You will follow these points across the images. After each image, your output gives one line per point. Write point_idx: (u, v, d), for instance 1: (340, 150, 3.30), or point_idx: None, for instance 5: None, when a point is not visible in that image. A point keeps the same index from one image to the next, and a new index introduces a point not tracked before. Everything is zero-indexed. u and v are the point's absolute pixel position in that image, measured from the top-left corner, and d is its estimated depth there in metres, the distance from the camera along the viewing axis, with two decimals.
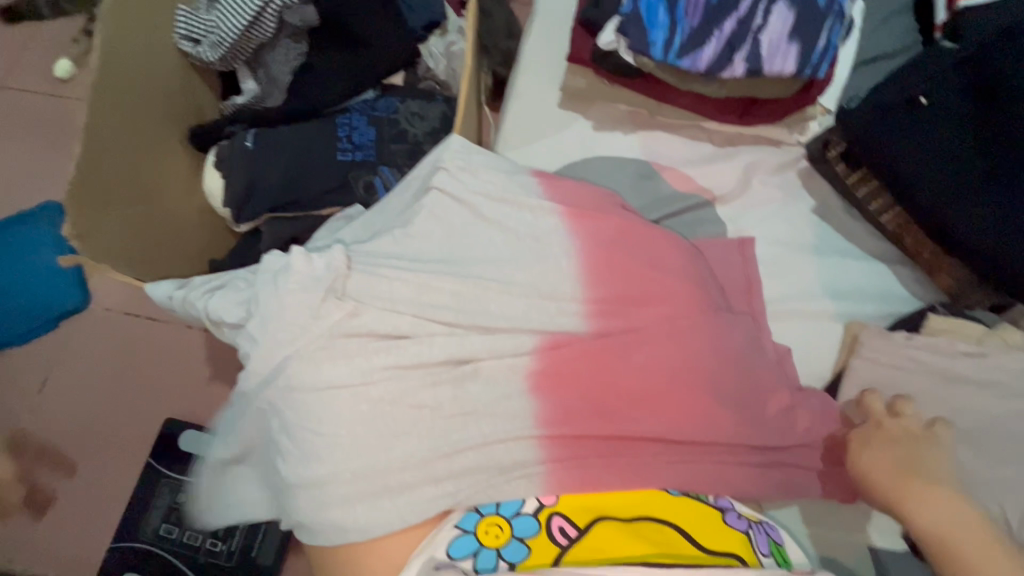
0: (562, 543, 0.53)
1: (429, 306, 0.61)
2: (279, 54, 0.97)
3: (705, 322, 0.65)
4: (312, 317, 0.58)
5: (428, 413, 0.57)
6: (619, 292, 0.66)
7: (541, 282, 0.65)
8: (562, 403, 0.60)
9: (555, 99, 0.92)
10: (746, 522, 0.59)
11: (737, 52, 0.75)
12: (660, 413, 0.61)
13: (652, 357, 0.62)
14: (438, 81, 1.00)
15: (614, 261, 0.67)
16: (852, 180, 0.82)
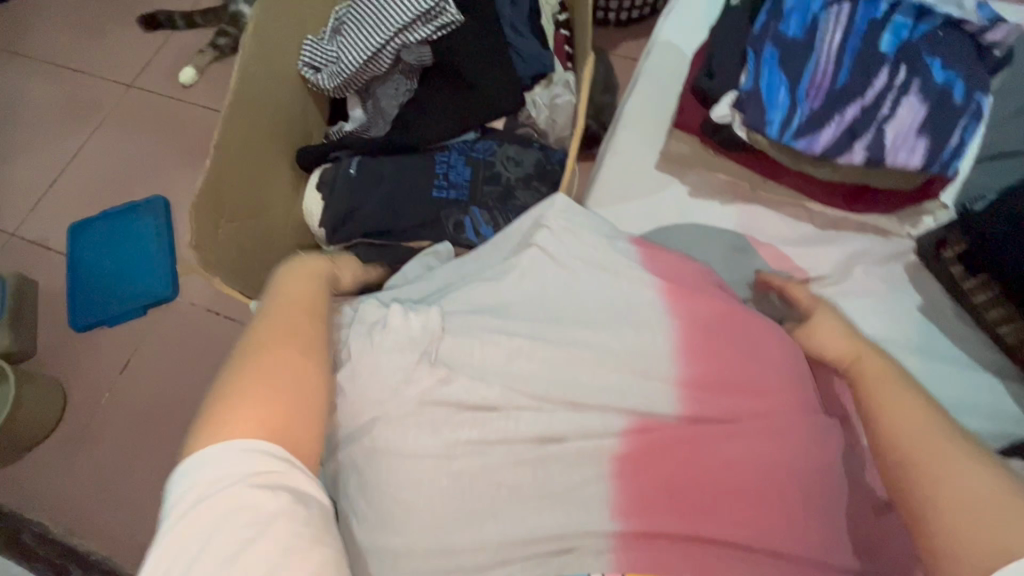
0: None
1: (519, 377, 0.62)
2: (389, 88, 1.02)
3: (803, 423, 0.62)
4: (404, 380, 0.61)
5: (504, 493, 0.57)
6: (712, 378, 0.64)
7: (634, 357, 0.64)
8: (643, 489, 0.58)
9: (652, 161, 0.92)
10: None
11: (858, 139, 0.72)
12: (746, 514, 0.57)
13: (742, 452, 0.59)
14: (537, 129, 1.02)
15: (710, 348, 0.65)
16: (968, 285, 0.77)
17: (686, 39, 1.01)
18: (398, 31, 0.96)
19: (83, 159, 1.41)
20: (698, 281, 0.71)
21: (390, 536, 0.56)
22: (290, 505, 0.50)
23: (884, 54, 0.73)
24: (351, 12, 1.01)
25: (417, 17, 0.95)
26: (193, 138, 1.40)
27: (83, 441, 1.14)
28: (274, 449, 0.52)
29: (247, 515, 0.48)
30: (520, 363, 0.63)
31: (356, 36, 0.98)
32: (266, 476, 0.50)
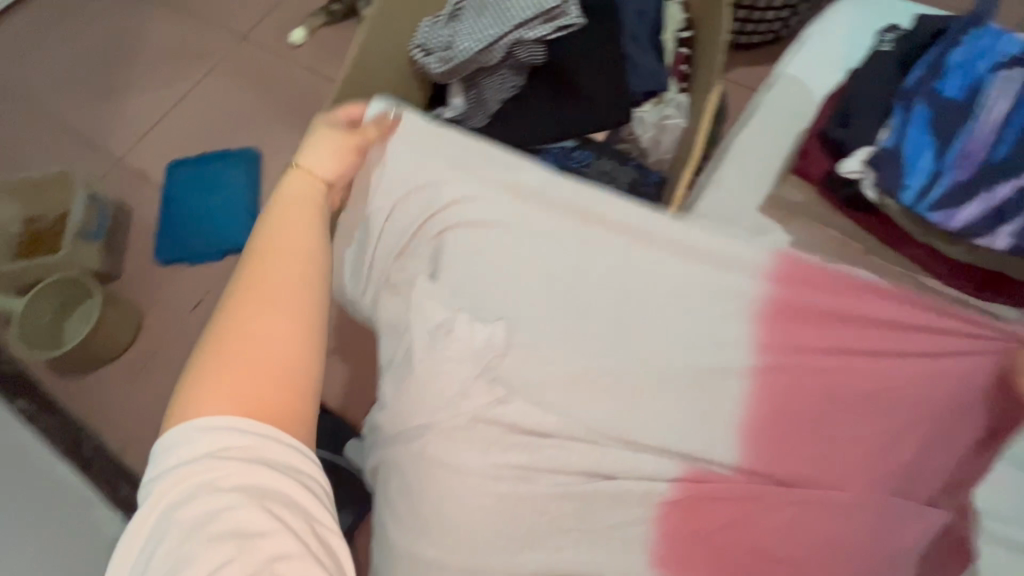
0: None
1: (580, 413, 0.57)
2: (495, 81, 1.01)
3: (879, 511, 0.56)
4: (459, 395, 0.55)
5: (545, 518, 0.54)
6: (784, 439, 0.59)
7: (703, 398, 0.59)
8: (690, 541, 0.55)
9: (757, 200, 0.86)
10: None
11: (1004, 223, 0.65)
12: None
13: (797, 523, 0.56)
14: (638, 147, 0.98)
15: (790, 407, 0.59)
16: None
17: (816, 77, 0.94)
18: (516, 26, 0.94)
19: (189, 101, 1.47)
20: (800, 316, 0.61)
21: (422, 540, 0.53)
22: (244, 493, 0.44)
23: None
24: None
25: (536, 16, 0.94)
26: (292, 97, 1.44)
27: (147, 370, 1.20)
28: (229, 425, 0.46)
29: (201, 493, 0.44)
30: (584, 400, 0.57)
31: (473, 26, 0.98)
32: (237, 451, 0.46)
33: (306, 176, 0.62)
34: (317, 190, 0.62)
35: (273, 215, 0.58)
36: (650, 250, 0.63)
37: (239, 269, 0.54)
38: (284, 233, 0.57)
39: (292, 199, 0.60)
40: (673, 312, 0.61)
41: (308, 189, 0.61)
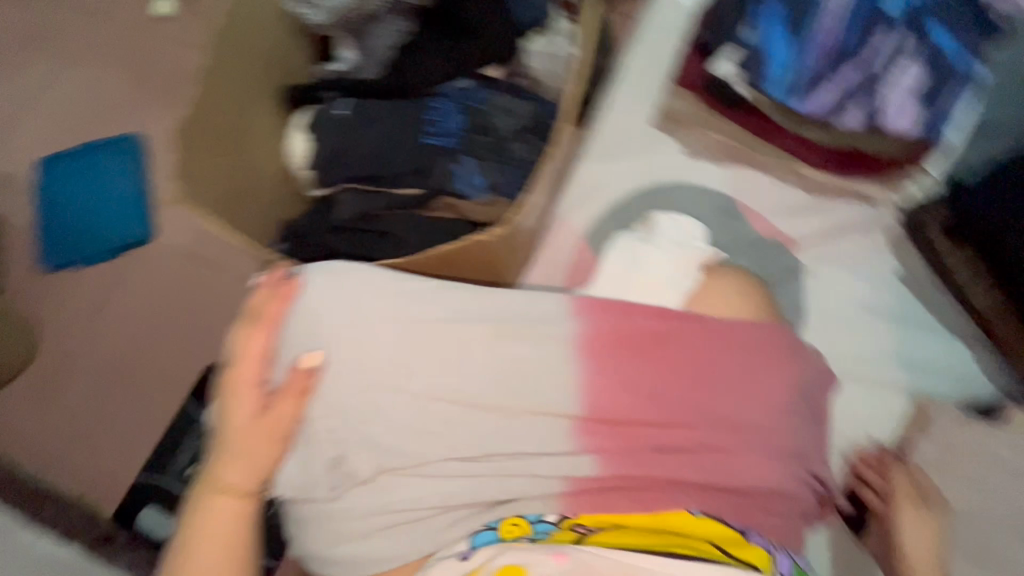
0: (583, 535, 0.52)
1: (420, 369, 0.56)
2: (382, 29, 0.97)
3: (716, 368, 0.57)
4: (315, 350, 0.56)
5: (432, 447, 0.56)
6: (617, 351, 0.57)
7: (531, 341, 0.57)
8: (605, 463, 0.55)
9: (647, 118, 0.91)
10: (768, 541, 0.54)
11: (854, 102, 0.72)
12: (674, 458, 0.55)
13: (655, 409, 0.56)
14: (532, 78, 0.99)
15: (592, 344, 0.58)
16: (947, 252, 0.77)
17: None
18: None
19: (49, 94, 1.32)
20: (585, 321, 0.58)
21: (329, 496, 0.56)
22: None
23: (891, 15, 0.71)
24: None
25: None
26: (169, 76, 1.32)
27: (57, 383, 1.12)
28: None
29: None
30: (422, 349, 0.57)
31: None
32: None
33: (213, 495, 0.52)
34: (232, 520, 0.52)
35: (190, 531, 0.52)
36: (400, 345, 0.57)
37: None
38: (196, 550, 0.51)
39: (208, 535, 0.51)
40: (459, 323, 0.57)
41: (228, 522, 0.52)
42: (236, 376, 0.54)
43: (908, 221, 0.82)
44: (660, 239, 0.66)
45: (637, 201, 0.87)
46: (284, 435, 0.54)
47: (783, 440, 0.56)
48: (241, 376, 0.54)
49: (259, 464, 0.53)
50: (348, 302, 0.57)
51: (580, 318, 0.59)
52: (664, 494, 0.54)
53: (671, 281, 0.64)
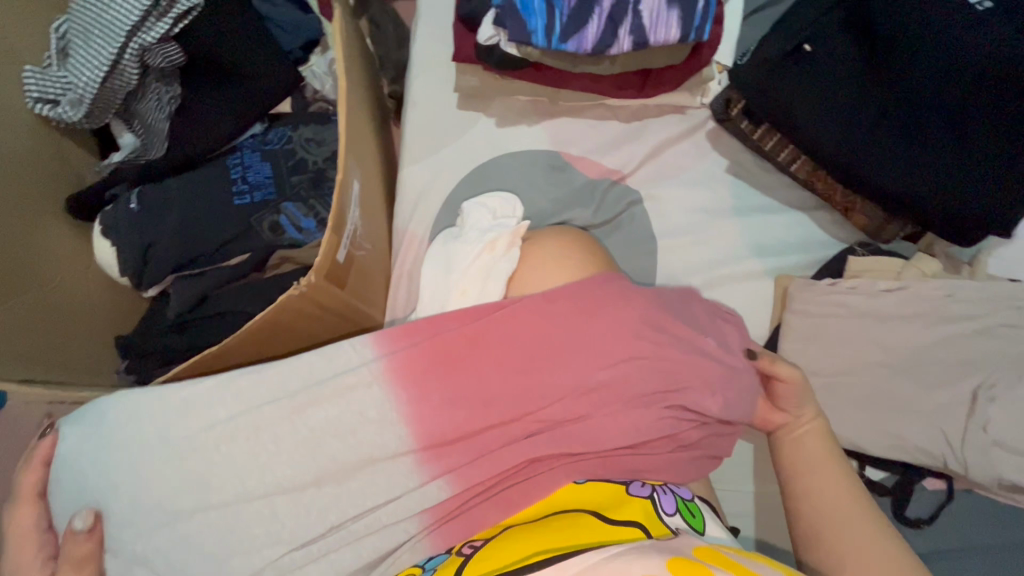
0: (466, 557, 0.54)
1: (261, 465, 0.56)
2: (151, 101, 0.88)
3: (534, 350, 0.60)
4: (142, 485, 0.55)
5: (291, 532, 0.56)
6: (439, 371, 0.59)
7: (357, 394, 0.58)
8: (466, 481, 0.58)
9: (452, 101, 0.88)
10: (650, 487, 0.60)
11: (621, 26, 0.72)
12: (524, 446, 0.59)
13: (491, 411, 0.59)
14: (329, 101, 0.96)
15: (416, 376, 0.59)
16: (758, 136, 0.82)
17: None
18: (129, 34, 0.81)
19: None
20: (401, 355, 0.60)
21: None
22: None
23: None
24: (71, 24, 0.84)
25: (146, 12, 0.80)
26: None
27: None
28: None
29: None
30: (254, 448, 0.57)
31: (85, 53, 0.82)
32: None
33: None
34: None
35: None
36: (230, 445, 0.56)
37: None
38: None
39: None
40: (283, 402, 0.58)
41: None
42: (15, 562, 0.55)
43: (720, 108, 0.83)
44: (472, 231, 0.73)
45: (467, 188, 0.85)
46: None
47: (625, 390, 0.60)
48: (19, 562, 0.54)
49: None
50: (159, 430, 0.57)
51: (397, 356, 0.60)
52: (528, 482, 0.59)
53: (491, 267, 0.68)
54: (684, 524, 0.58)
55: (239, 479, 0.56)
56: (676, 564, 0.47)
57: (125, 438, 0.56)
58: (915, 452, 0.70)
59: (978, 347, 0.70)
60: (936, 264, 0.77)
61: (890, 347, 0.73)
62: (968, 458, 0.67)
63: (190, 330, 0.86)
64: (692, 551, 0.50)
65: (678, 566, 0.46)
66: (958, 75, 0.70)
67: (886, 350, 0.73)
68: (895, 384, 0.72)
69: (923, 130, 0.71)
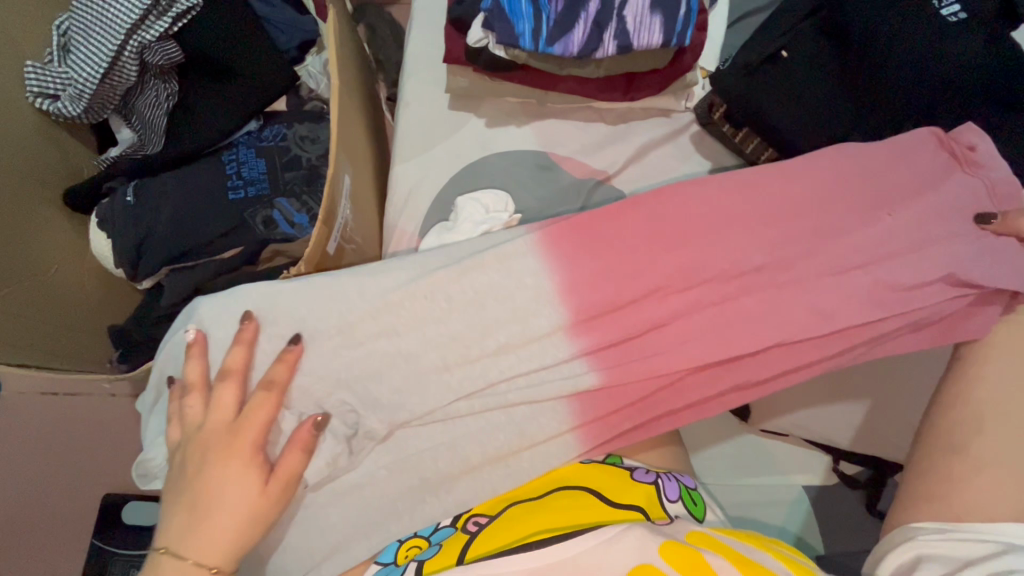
0: (472, 535, 0.58)
1: (436, 323, 0.59)
2: (150, 97, 0.90)
3: (696, 234, 0.61)
4: (332, 331, 0.59)
5: (454, 396, 0.58)
6: (599, 252, 0.61)
7: (523, 270, 0.60)
8: (615, 362, 0.59)
9: (444, 102, 0.91)
10: (653, 474, 0.64)
11: (605, 31, 0.74)
12: (669, 336, 0.60)
13: (651, 292, 0.60)
14: (324, 99, 0.98)
15: (571, 251, 0.61)
16: (740, 138, 0.83)
17: None
18: (130, 31, 0.83)
19: None
20: (560, 234, 0.62)
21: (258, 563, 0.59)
22: None
23: None
24: (72, 22, 0.87)
25: (147, 10, 0.83)
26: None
27: None
28: None
29: None
30: (432, 308, 0.59)
31: (86, 49, 0.85)
32: None
33: (191, 566, 0.51)
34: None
35: (206, 491, 0.52)
36: (403, 308, 0.59)
37: (179, 523, 0.52)
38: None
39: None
40: (455, 272, 0.60)
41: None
42: (204, 450, 0.54)
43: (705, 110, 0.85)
44: (466, 222, 0.79)
45: (457, 184, 0.87)
46: (251, 439, 0.54)
47: (787, 264, 0.60)
48: (234, 446, 0.54)
49: (223, 472, 0.53)
50: (341, 289, 0.60)
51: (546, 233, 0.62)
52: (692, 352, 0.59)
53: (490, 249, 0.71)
54: (684, 510, 0.62)
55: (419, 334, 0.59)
56: (667, 549, 0.53)
57: (305, 299, 0.60)
58: None
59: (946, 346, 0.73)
60: None
61: None
62: None
63: None
64: (684, 534, 0.56)
65: (671, 551, 0.53)
66: (936, 71, 0.72)
67: None
68: None
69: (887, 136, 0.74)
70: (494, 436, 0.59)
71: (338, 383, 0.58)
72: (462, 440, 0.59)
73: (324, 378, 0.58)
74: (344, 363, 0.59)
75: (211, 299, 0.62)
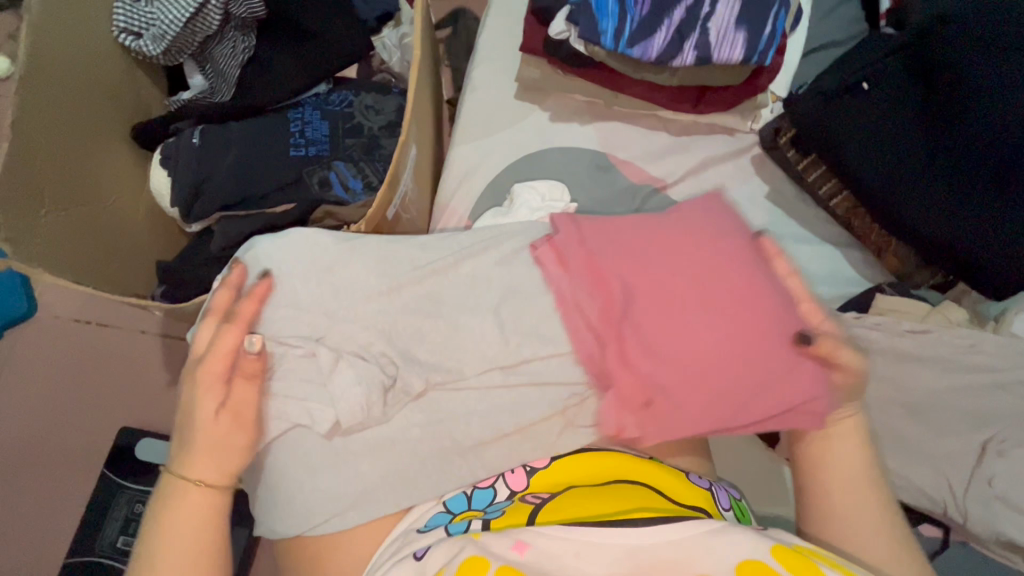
0: (535, 507, 0.56)
1: (477, 296, 0.63)
2: (227, 47, 0.92)
3: (690, 248, 0.63)
4: (380, 289, 0.62)
5: (487, 366, 0.61)
6: (617, 257, 0.64)
7: (550, 262, 0.65)
8: (628, 360, 0.60)
9: (511, 90, 0.91)
10: (708, 481, 0.63)
11: (687, 40, 0.75)
12: (680, 340, 0.59)
13: (662, 298, 0.61)
14: (393, 73, 0.99)
15: (596, 252, 0.64)
16: (803, 165, 0.84)
17: None
18: None
19: None
20: (580, 238, 0.66)
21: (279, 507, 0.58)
22: None
23: None
24: None
25: None
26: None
27: None
28: None
29: None
30: (473, 282, 0.64)
31: None
32: None
33: (183, 486, 0.55)
34: (202, 498, 0.55)
35: (185, 411, 0.56)
36: (444, 280, 0.64)
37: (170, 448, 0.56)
38: (168, 529, 0.53)
39: (172, 514, 0.54)
40: (496, 255, 0.66)
41: (202, 504, 0.54)
42: (188, 380, 0.57)
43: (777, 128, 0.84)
44: (522, 209, 0.79)
45: (514, 172, 0.88)
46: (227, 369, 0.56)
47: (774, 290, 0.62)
48: (205, 373, 0.56)
49: (197, 397, 0.56)
50: (388, 254, 0.64)
51: (573, 236, 0.66)
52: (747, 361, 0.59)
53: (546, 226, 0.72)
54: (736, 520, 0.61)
55: (461, 303, 0.63)
56: (779, 552, 0.49)
57: (355, 257, 0.63)
58: (919, 494, 0.70)
59: (997, 403, 0.71)
60: (961, 313, 0.78)
61: (906, 387, 0.73)
62: (968, 507, 0.68)
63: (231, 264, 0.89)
64: (794, 544, 0.51)
65: (783, 552, 0.49)
66: (1011, 126, 0.71)
67: (901, 389, 0.74)
68: (909, 423, 0.72)
69: (961, 178, 0.73)
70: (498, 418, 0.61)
71: (392, 331, 0.61)
72: (472, 413, 0.60)
73: (378, 330, 0.61)
74: (393, 318, 0.62)
75: (270, 239, 0.64)
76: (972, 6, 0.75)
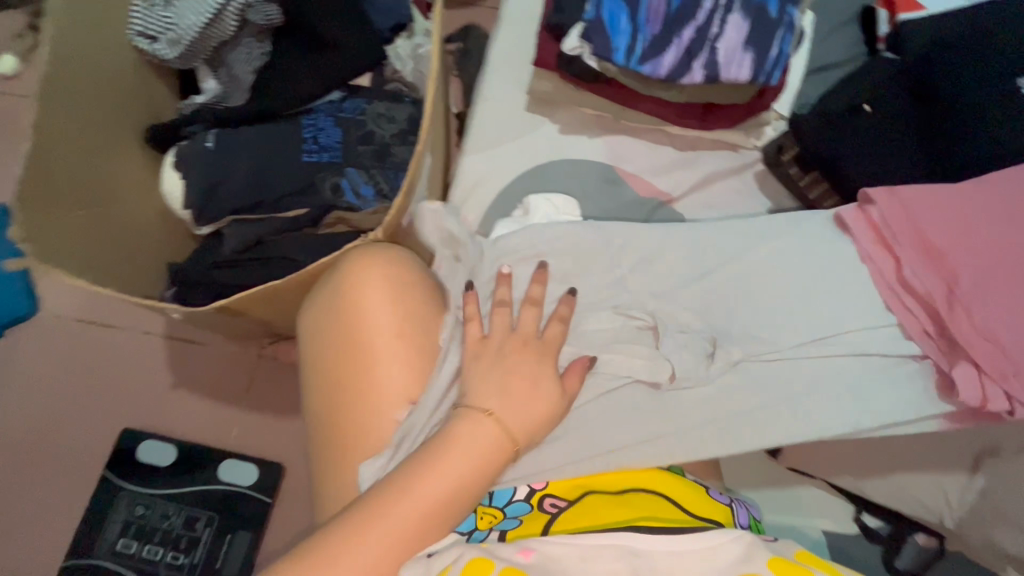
0: (552, 515, 0.64)
1: (778, 274, 0.74)
2: (241, 53, 0.93)
3: (964, 224, 0.70)
4: (612, 267, 0.75)
5: (794, 329, 0.72)
6: (946, 238, 0.70)
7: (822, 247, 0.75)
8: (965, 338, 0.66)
9: (522, 103, 0.93)
10: (728, 497, 0.70)
11: (695, 60, 0.77)
12: (1010, 313, 0.67)
13: (975, 278, 0.68)
14: (405, 82, 1.01)
15: (911, 232, 0.71)
16: (805, 183, 0.86)
17: None
18: None
19: None
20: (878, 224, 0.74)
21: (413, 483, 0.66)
22: None
23: None
24: None
25: None
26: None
27: None
28: None
29: None
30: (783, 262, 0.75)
31: None
32: None
33: (478, 418, 0.61)
34: (493, 437, 0.61)
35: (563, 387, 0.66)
36: (708, 258, 0.76)
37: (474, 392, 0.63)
38: (450, 458, 0.59)
39: (468, 440, 0.60)
40: (746, 237, 0.77)
41: (490, 437, 0.60)
42: (493, 350, 0.66)
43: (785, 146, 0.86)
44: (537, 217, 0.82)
45: (525, 183, 0.89)
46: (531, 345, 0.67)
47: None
48: (525, 347, 0.67)
49: (521, 366, 0.65)
50: (664, 246, 0.76)
51: (891, 207, 0.73)
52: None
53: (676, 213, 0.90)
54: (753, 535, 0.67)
55: (773, 283, 0.74)
56: (774, 564, 0.53)
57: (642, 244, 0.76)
58: None
59: None
60: None
61: None
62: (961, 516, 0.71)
63: (240, 267, 0.89)
64: (792, 553, 0.55)
65: (779, 565, 0.53)
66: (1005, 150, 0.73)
67: None
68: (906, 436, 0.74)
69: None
70: (811, 395, 0.70)
71: (698, 304, 0.73)
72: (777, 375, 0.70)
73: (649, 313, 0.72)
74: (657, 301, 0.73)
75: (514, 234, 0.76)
76: (967, 39, 0.79)
